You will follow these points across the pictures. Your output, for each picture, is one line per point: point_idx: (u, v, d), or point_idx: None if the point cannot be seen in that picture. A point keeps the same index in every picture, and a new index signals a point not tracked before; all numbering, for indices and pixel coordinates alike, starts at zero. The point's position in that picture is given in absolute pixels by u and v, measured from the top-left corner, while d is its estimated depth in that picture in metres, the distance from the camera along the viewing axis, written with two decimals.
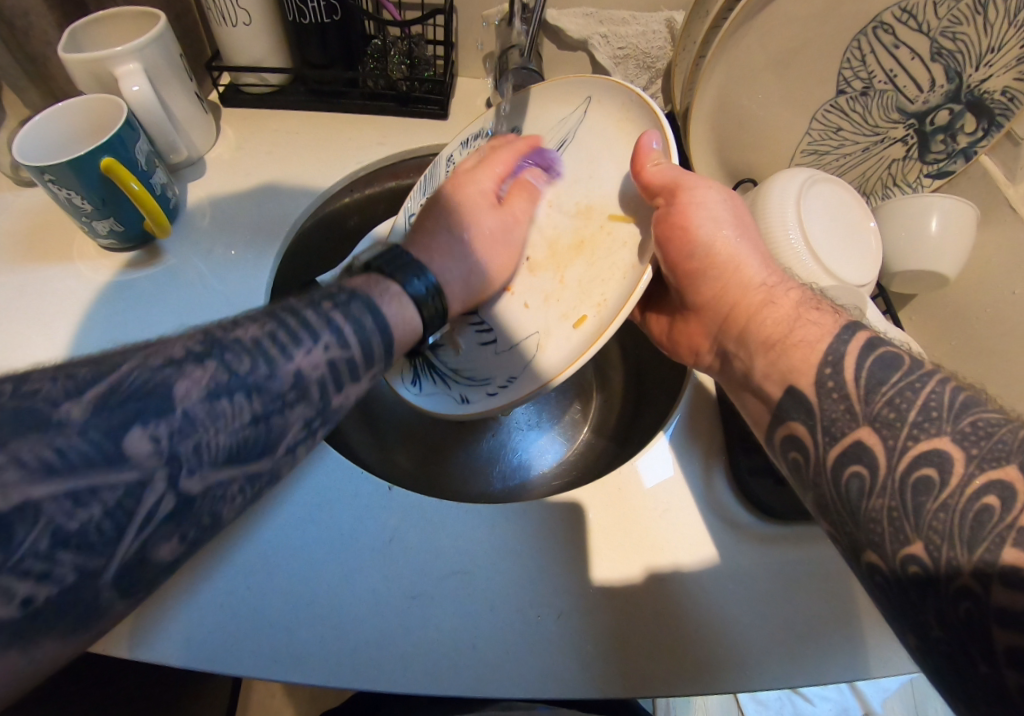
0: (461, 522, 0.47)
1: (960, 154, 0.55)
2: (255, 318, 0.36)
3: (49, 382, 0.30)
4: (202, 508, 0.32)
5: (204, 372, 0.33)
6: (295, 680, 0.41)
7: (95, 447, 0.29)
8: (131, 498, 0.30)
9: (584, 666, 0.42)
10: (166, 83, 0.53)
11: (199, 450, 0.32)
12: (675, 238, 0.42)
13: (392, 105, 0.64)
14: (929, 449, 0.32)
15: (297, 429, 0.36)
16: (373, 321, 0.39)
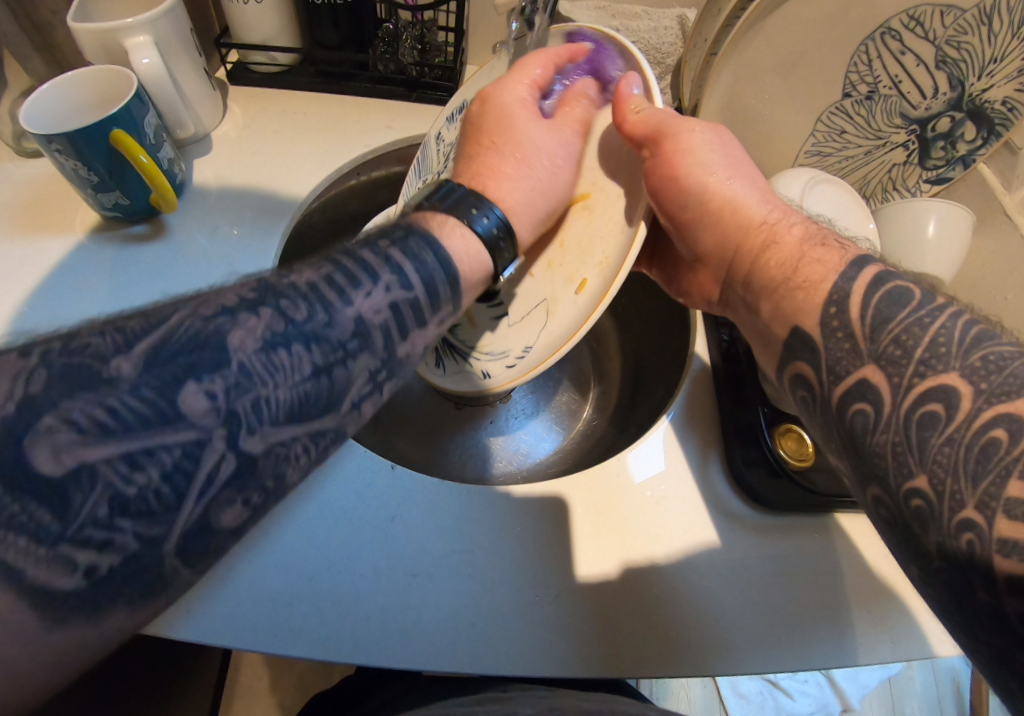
0: (462, 504, 0.48)
1: (959, 161, 0.56)
2: (310, 263, 0.36)
3: (98, 337, 0.29)
4: (266, 470, 0.31)
5: (258, 321, 0.32)
6: (301, 654, 0.42)
7: (148, 405, 0.28)
8: (189, 460, 0.29)
9: (581, 646, 0.43)
10: (175, 56, 0.53)
11: (257, 406, 0.31)
12: (664, 189, 0.43)
13: (400, 91, 0.64)
14: (933, 384, 0.32)
15: (362, 382, 0.35)
16: (433, 257, 0.37)
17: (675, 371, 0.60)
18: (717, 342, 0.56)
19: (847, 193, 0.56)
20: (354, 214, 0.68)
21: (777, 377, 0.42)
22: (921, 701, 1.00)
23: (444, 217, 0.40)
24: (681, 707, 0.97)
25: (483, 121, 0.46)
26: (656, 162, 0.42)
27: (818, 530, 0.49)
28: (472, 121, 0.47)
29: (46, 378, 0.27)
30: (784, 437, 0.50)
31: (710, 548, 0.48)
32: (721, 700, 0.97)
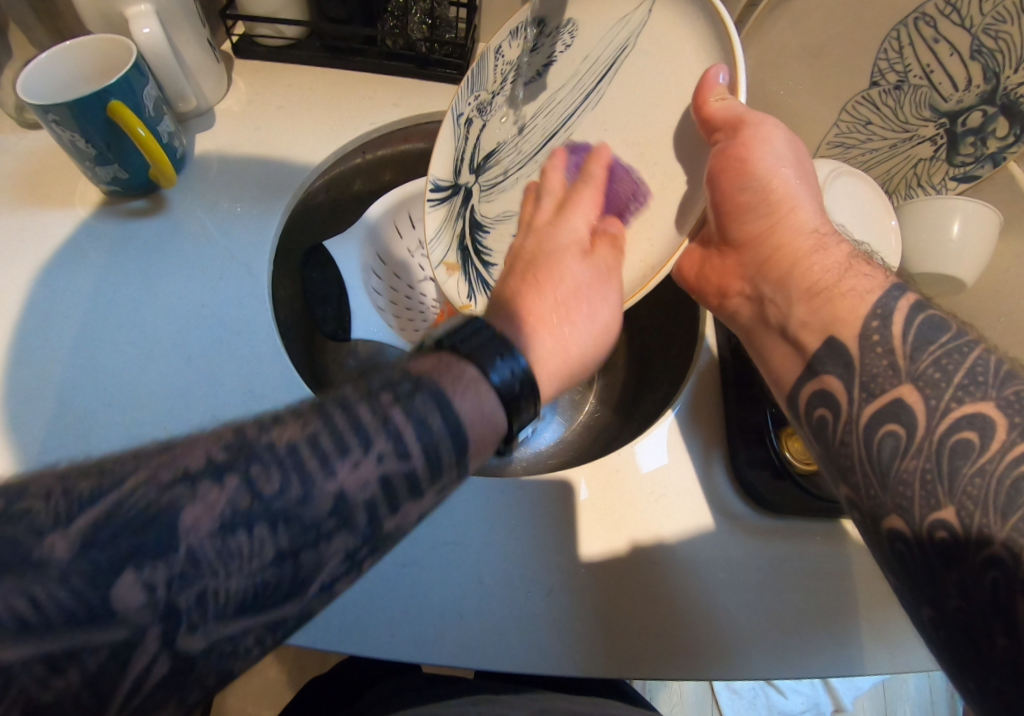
0: (456, 493, 0.47)
1: (988, 159, 0.52)
2: (297, 414, 0.29)
3: (40, 502, 0.24)
4: (208, 666, 0.26)
5: (219, 496, 0.26)
6: (296, 642, 0.42)
7: (79, 599, 0.23)
8: (119, 660, 0.24)
9: (569, 645, 0.43)
10: (177, 28, 0.51)
11: (203, 602, 0.25)
12: (731, 176, 0.42)
13: (409, 67, 0.62)
14: (971, 411, 0.34)
15: (336, 566, 0.28)
16: (442, 423, 0.29)
17: (682, 364, 0.58)
18: (727, 334, 0.54)
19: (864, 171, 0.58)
20: (357, 196, 0.66)
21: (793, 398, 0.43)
22: (914, 706, 0.99)
23: (461, 368, 0.31)
24: (674, 699, 0.97)
25: (537, 264, 0.42)
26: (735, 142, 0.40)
27: (818, 535, 0.48)
28: (528, 259, 0.43)
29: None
30: (790, 438, 0.49)
31: (710, 551, 0.47)
32: (713, 695, 0.98)
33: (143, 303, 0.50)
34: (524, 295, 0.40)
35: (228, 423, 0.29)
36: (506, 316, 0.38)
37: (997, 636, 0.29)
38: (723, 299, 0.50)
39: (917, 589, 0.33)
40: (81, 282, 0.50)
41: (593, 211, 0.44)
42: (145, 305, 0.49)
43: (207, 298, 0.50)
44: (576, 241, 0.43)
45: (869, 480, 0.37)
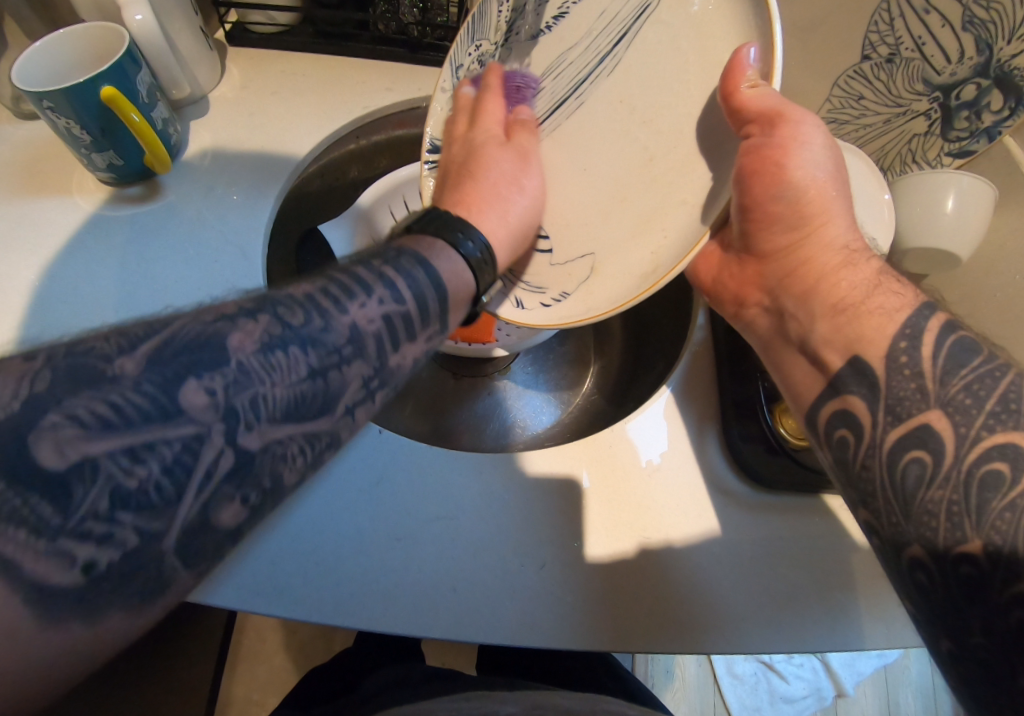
0: (449, 469, 0.47)
1: (983, 133, 0.52)
2: (307, 277, 0.36)
3: (100, 343, 0.29)
4: (263, 465, 0.31)
5: (256, 326, 0.32)
6: (291, 613, 0.42)
7: (152, 398, 0.28)
8: (191, 453, 0.29)
9: (562, 618, 0.43)
10: (169, 15, 0.52)
11: (255, 402, 0.31)
12: (759, 178, 0.41)
13: (402, 52, 0.62)
14: (1001, 442, 0.32)
15: (356, 389, 0.35)
16: (424, 274, 0.37)
17: (676, 344, 0.59)
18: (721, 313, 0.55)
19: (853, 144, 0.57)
20: (352, 182, 0.67)
21: (812, 410, 0.41)
22: (917, 691, 0.99)
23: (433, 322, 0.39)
24: (678, 687, 0.98)
25: (465, 161, 0.47)
26: (766, 141, 0.39)
27: (812, 512, 0.48)
28: (460, 164, 0.47)
29: (47, 380, 0.27)
30: (784, 415, 0.49)
31: (701, 526, 0.47)
32: (715, 680, 0.98)
33: (139, 285, 0.50)
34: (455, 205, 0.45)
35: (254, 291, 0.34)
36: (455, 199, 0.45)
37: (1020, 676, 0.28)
38: (739, 306, 0.49)
39: (935, 620, 0.32)
40: (80, 265, 0.50)
41: (497, 113, 0.48)
42: (143, 285, 0.50)
43: (202, 280, 0.51)
44: (494, 136, 0.47)
45: (890, 501, 0.35)
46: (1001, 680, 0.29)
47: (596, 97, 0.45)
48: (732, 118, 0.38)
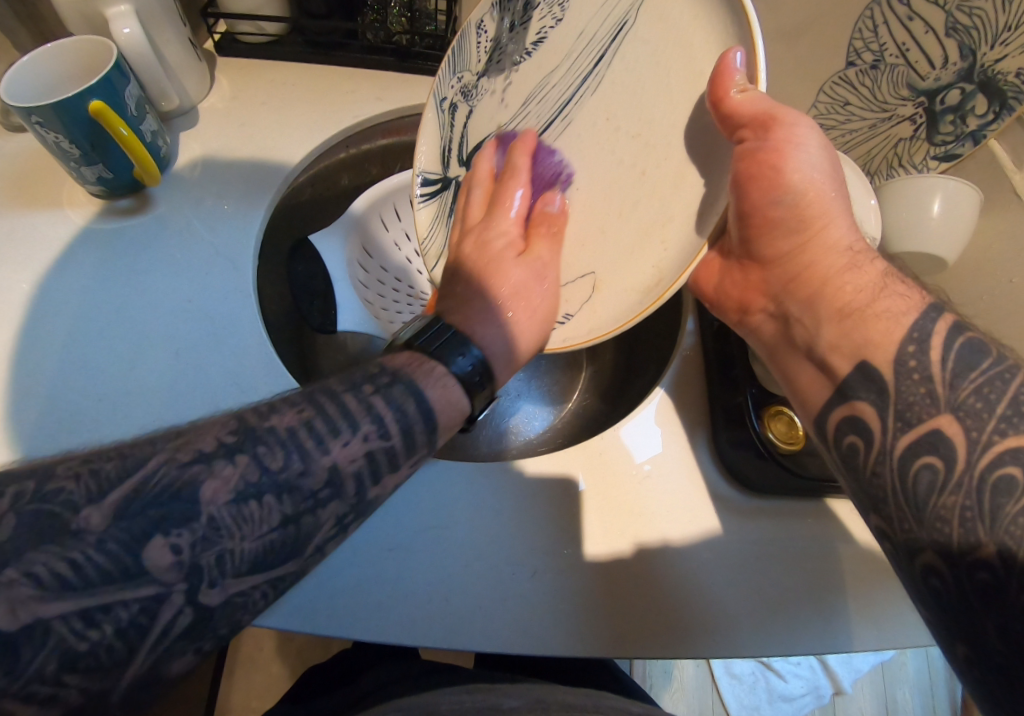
0: (441, 478, 0.48)
1: (969, 137, 0.52)
2: (292, 403, 0.36)
3: (73, 482, 0.30)
4: (223, 617, 0.32)
5: (233, 470, 0.32)
6: (285, 624, 0.43)
7: (114, 561, 0.29)
8: (148, 615, 0.29)
9: (555, 625, 0.44)
10: (157, 27, 0.52)
11: (221, 561, 0.31)
12: (755, 181, 0.41)
13: (391, 60, 0.62)
14: (1014, 446, 0.32)
15: (329, 527, 0.35)
16: (416, 407, 0.38)
17: (666, 351, 0.59)
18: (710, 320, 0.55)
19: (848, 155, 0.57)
20: (343, 190, 0.67)
21: (821, 417, 0.41)
22: (913, 687, 1.00)
23: (430, 362, 0.41)
24: (676, 687, 0.98)
25: (479, 268, 0.50)
26: (761, 144, 0.39)
27: (802, 515, 0.48)
28: (472, 264, 0.50)
29: (12, 526, 0.28)
30: (774, 419, 0.49)
31: (692, 529, 0.47)
32: (713, 680, 0.99)
33: (130, 298, 0.50)
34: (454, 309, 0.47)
35: (234, 413, 0.35)
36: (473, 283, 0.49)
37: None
38: (744, 311, 0.50)
39: (958, 626, 0.32)
40: (69, 280, 0.50)
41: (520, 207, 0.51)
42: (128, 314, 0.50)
43: (193, 293, 0.51)
44: (513, 236, 0.50)
45: (907, 511, 0.35)
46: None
47: (583, 115, 0.46)
48: (722, 126, 0.37)
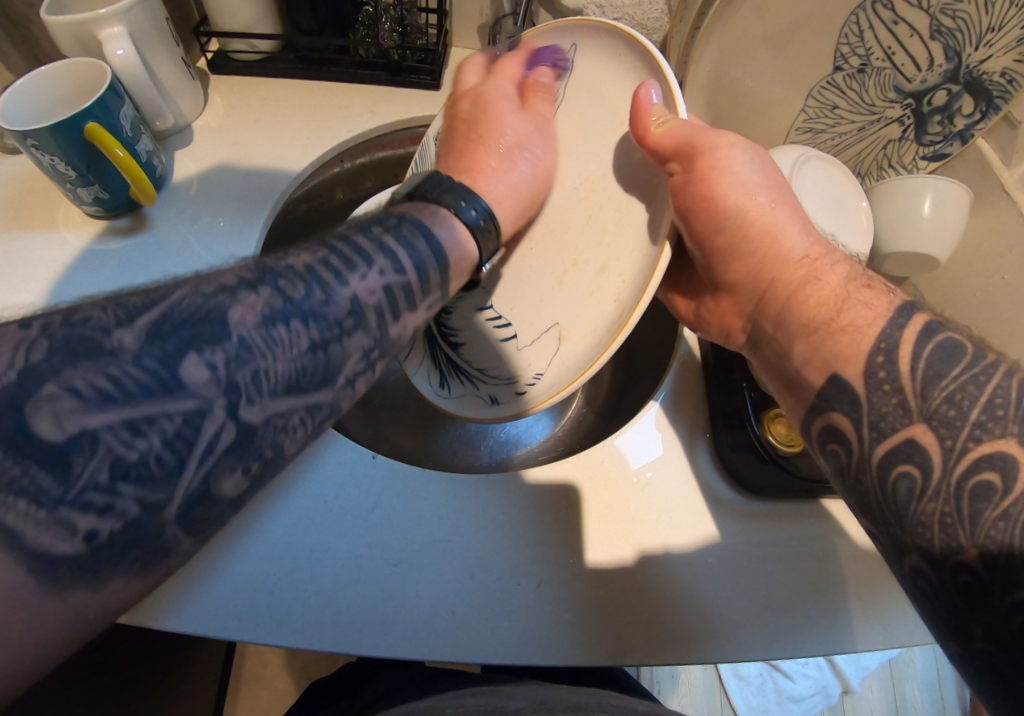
0: (443, 493, 0.48)
1: (957, 136, 0.54)
2: (306, 247, 0.36)
3: (100, 309, 0.30)
4: (266, 438, 0.32)
5: (257, 298, 0.32)
6: (286, 642, 0.42)
7: (151, 374, 0.29)
8: (192, 427, 0.30)
9: (562, 634, 0.43)
10: (151, 48, 0.52)
11: (256, 378, 0.31)
12: (695, 214, 0.41)
13: (383, 74, 0.63)
14: (989, 451, 0.32)
15: (357, 360, 0.35)
16: (427, 245, 0.38)
17: (664, 357, 0.60)
18: None
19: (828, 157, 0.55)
20: (339, 204, 0.67)
21: (807, 435, 0.40)
22: (923, 684, 1.00)
23: (430, 203, 0.41)
24: (684, 691, 0.98)
25: (475, 115, 0.48)
26: (689, 178, 0.40)
27: (807, 517, 0.48)
28: (463, 118, 0.49)
29: (47, 348, 0.28)
30: (773, 421, 0.49)
31: (695, 533, 0.47)
32: (721, 682, 0.98)
33: None
34: (454, 159, 0.48)
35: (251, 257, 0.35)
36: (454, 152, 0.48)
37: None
38: (728, 336, 0.49)
39: (942, 631, 0.32)
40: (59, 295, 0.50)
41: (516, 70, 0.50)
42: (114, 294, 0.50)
43: None
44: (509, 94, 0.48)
45: (886, 507, 0.35)
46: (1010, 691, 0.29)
47: None
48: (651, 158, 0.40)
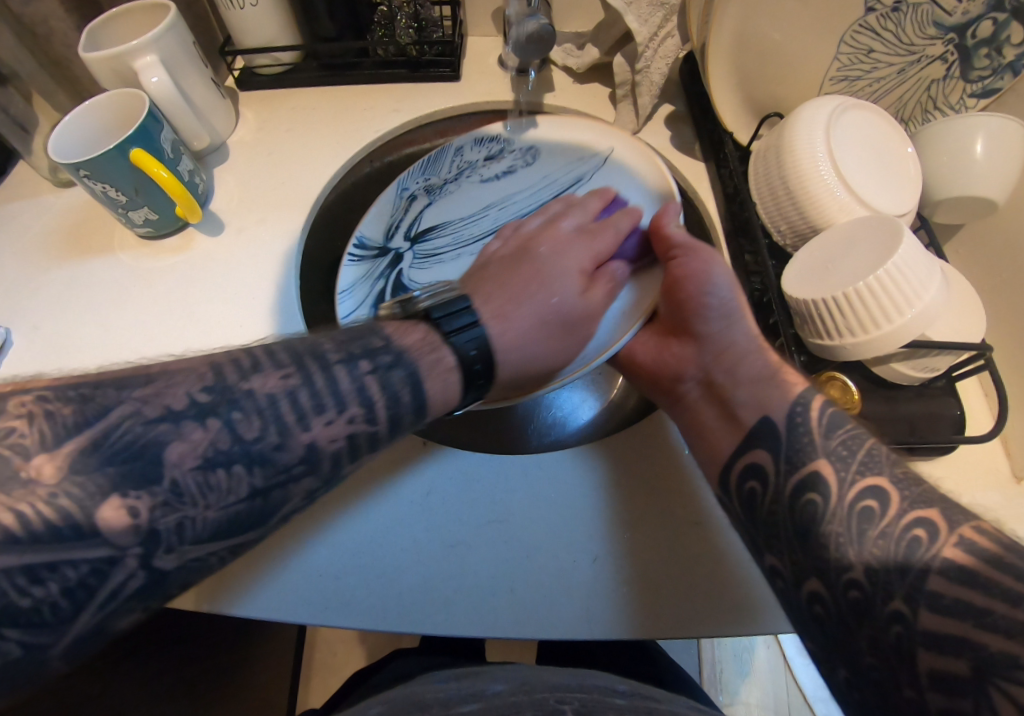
0: (494, 475, 0.49)
1: (1007, 69, 0.50)
2: (280, 363, 0.36)
3: (22, 423, 0.30)
4: (174, 582, 0.32)
5: (203, 433, 0.33)
6: (353, 625, 0.44)
7: (62, 515, 0.30)
8: (97, 576, 0.30)
9: (618, 610, 0.44)
10: (183, 72, 0.54)
11: (182, 526, 0.32)
12: (688, 283, 0.46)
13: (404, 72, 0.65)
14: (870, 482, 0.37)
15: (298, 502, 0.36)
16: (411, 395, 0.38)
17: None
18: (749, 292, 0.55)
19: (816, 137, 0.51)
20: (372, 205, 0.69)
21: (724, 468, 0.44)
22: None
23: (439, 342, 0.40)
24: (749, 673, 0.96)
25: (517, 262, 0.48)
26: (691, 260, 0.47)
27: None
28: (536, 256, 0.49)
29: None
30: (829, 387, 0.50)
31: None
32: (786, 662, 0.97)
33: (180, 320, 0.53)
34: (488, 286, 0.46)
35: (208, 364, 0.35)
36: (505, 282, 0.46)
37: (904, 688, 0.33)
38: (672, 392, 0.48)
39: (835, 653, 0.36)
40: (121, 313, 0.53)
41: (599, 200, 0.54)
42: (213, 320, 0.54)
43: (240, 317, 0.53)
44: (580, 268, 0.49)
45: (787, 527, 0.39)
46: (893, 700, 0.34)
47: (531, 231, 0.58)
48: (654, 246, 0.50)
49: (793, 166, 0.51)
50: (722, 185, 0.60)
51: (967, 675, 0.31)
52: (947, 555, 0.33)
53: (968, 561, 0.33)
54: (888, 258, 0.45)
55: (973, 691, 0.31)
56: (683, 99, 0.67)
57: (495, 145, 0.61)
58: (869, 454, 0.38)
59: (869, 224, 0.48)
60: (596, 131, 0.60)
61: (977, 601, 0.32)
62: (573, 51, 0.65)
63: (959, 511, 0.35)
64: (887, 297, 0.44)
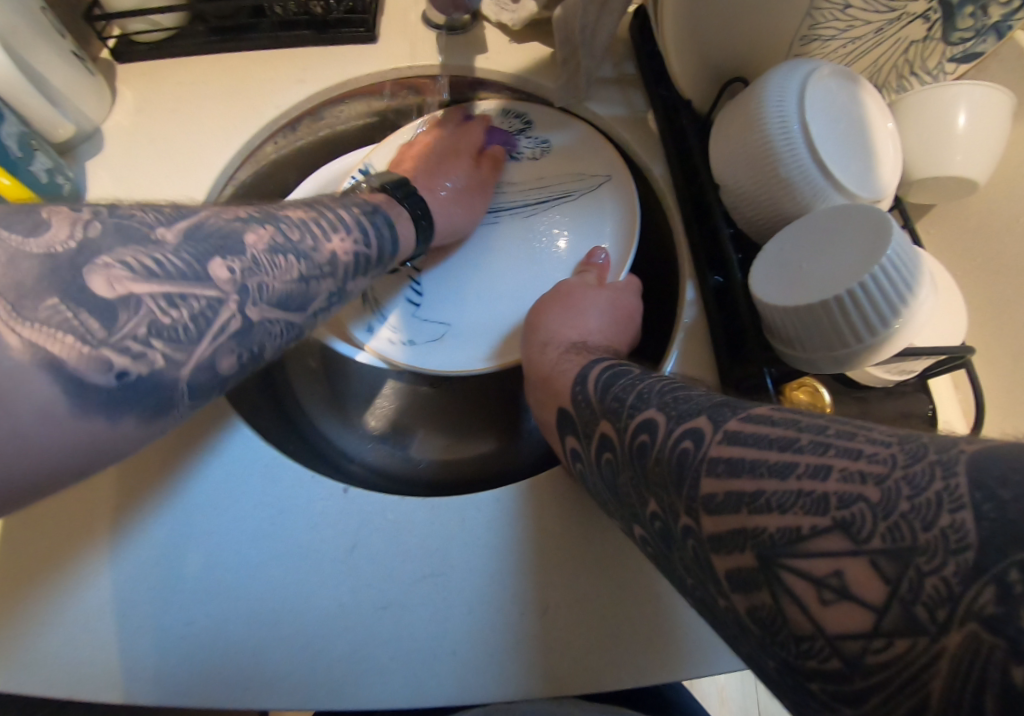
0: (427, 522, 0.43)
1: (991, 31, 0.46)
2: (293, 205, 0.43)
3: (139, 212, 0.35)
4: (256, 336, 0.38)
5: (265, 230, 0.39)
6: (272, 706, 0.38)
7: (188, 265, 0.35)
8: (212, 311, 0.35)
9: (563, 665, 0.39)
10: (30, 45, 0.44)
11: (262, 287, 0.38)
12: (530, 320, 0.50)
13: (308, 34, 0.55)
14: (642, 420, 0.34)
15: (323, 299, 0.43)
16: (392, 234, 0.48)
17: (667, 324, 0.54)
18: (706, 288, 0.50)
19: (779, 92, 0.44)
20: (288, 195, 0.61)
21: (560, 444, 0.43)
22: None
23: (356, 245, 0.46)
24: None
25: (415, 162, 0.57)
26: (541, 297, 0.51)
27: None
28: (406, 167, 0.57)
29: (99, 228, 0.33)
30: (796, 392, 0.44)
31: None
32: None
33: None
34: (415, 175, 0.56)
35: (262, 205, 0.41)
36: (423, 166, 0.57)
37: (720, 598, 0.27)
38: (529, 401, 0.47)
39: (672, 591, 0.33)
40: None
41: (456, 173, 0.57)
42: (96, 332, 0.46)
43: None
44: (468, 152, 0.58)
45: (600, 485, 0.37)
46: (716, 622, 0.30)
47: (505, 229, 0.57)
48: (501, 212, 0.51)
49: (761, 141, 0.44)
50: (681, 164, 0.54)
51: (752, 567, 0.25)
52: (715, 455, 0.28)
53: (736, 451, 0.27)
54: (872, 263, 0.37)
55: (765, 581, 0.25)
56: (631, 61, 0.59)
57: (514, 124, 0.61)
58: (638, 394, 0.36)
59: (848, 216, 0.40)
60: (594, 160, 0.57)
61: (746, 487, 0.26)
62: (508, 4, 0.55)
63: (728, 408, 0.30)
64: (871, 308, 0.38)
